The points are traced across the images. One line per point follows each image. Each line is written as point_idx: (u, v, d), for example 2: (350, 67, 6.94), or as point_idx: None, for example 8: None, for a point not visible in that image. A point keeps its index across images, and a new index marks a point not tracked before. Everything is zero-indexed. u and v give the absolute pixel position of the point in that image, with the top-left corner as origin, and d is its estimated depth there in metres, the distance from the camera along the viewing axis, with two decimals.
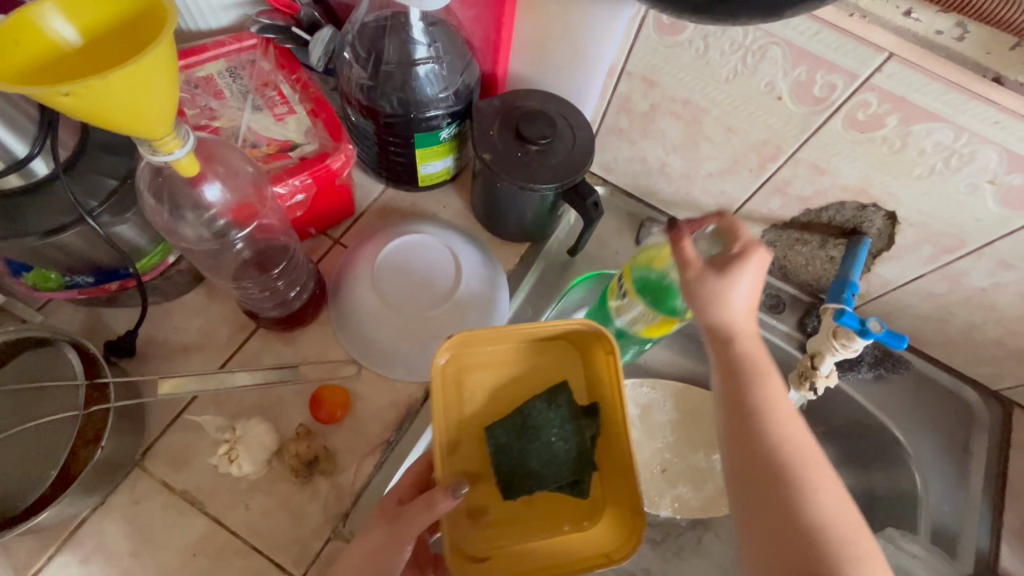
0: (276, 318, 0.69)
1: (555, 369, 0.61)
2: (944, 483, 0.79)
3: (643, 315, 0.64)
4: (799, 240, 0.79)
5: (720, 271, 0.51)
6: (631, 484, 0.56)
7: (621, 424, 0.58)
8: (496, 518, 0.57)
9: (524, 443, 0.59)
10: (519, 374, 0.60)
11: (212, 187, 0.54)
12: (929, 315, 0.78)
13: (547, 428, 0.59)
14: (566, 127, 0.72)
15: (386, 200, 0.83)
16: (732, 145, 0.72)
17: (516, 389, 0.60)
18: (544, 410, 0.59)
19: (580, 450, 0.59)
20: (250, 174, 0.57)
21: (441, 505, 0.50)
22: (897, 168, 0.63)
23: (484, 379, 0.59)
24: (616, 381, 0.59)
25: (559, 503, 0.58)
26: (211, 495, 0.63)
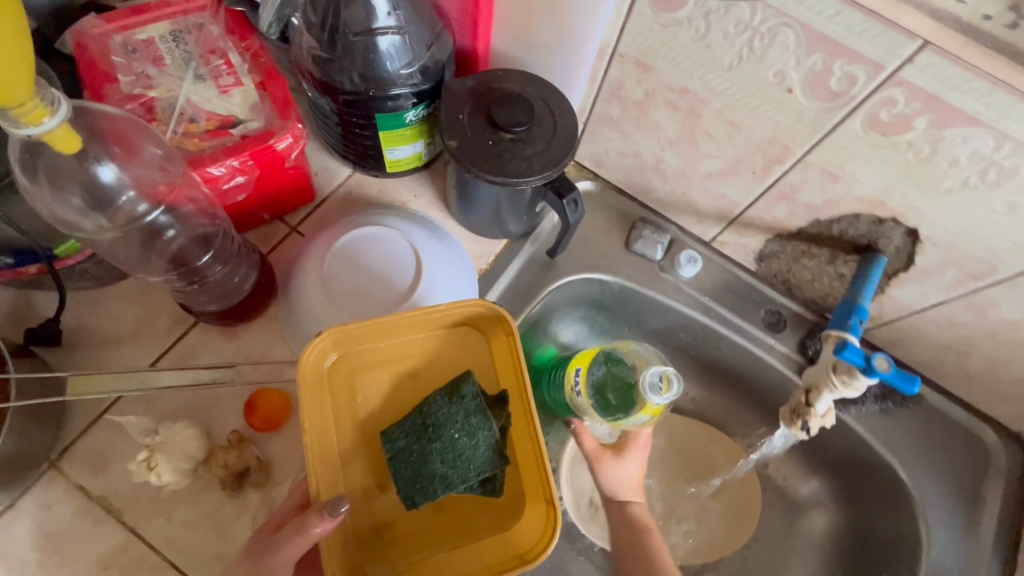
0: (215, 311, 0.62)
1: (459, 358, 0.57)
2: (951, 534, 0.70)
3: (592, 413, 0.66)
4: (805, 253, 0.71)
5: (616, 452, 0.69)
6: (544, 478, 0.52)
7: (529, 412, 0.54)
8: (404, 532, 0.54)
9: (423, 445, 0.53)
10: (419, 368, 0.57)
11: (105, 169, 0.50)
12: (947, 345, 0.69)
13: (449, 424, 0.53)
14: (546, 112, 0.64)
15: (352, 186, 0.76)
16: (734, 143, 0.63)
17: (417, 385, 0.57)
18: (445, 404, 0.54)
19: (489, 445, 0.53)
20: (155, 156, 0.53)
21: (315, 529, 0.47)
22: (923, 179, 0.54)
23: (379, 377, 0.56)
24: (518, 364, 0.55)
25: (475, 506, 0.55)
26: (129, 503, 0.57)
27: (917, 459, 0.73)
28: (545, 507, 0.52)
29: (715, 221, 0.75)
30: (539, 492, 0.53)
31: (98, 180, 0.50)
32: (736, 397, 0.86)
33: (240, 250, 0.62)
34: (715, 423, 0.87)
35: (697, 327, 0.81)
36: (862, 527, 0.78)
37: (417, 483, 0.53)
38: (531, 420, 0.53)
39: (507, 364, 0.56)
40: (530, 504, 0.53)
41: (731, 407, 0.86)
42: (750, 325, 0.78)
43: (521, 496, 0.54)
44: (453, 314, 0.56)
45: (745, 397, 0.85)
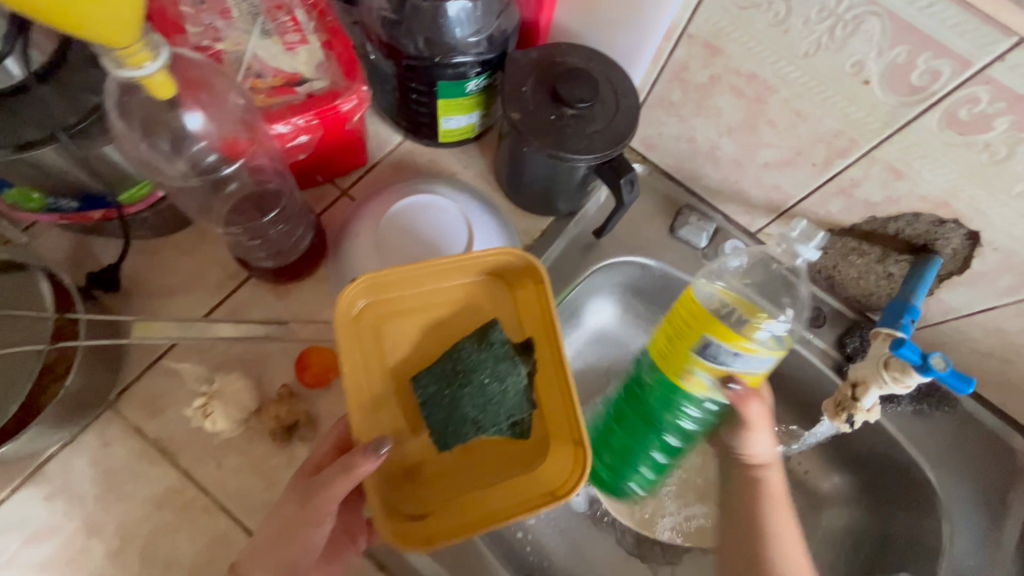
0: (271, 269, 0.64)
1: (486, 306, 0.57)
2: (974, 536, 0.70)
3: (759, 365, 0.55)
4: (855, 250, 0.70)
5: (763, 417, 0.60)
6: (573, 419, 0.53)
7: (558, 356, 0.54)
8: (432, 473, 0.55)
9: (454, 390, 0.54)
10: (447, 316, 0.57)
11: (194, 115, 0.52)
12: (991, 352, 0.69)
13: (479, 370, 0.54)
14: (609, 91, 0.63)
15: (402, 153, 0.76)
16: (797, 133, 0.62)
17: (444, 333, 0.57)
18: (474, 351, 0.55)
19: (518, 389, 0.54)
20: (238, 107, 0.54)
21: (360, 469, 0.48)
22: (994, 182, 0.53)
23: (408, 325, 0.56)
24: (547, 310, 0.56)
25: (501, 448, 0.55)
26: (183, 447, 0.60)
27: (945, 461, 0.74)
28: (572, 447, 0.53)
29: (764, 212, 0.75)
30: (565, 433, 0.53)
31: (184, 130, 0.53)
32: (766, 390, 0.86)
33: (303, 210, 0.63)
34: None
35: None
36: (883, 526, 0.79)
37: (450, 426, 0.54)
38: (560, 366, 0.54)
39: (534, 311, 0.57)
40: (558, 446, 0.53)
41: None
42: None
43: (548, 440, 0.54)
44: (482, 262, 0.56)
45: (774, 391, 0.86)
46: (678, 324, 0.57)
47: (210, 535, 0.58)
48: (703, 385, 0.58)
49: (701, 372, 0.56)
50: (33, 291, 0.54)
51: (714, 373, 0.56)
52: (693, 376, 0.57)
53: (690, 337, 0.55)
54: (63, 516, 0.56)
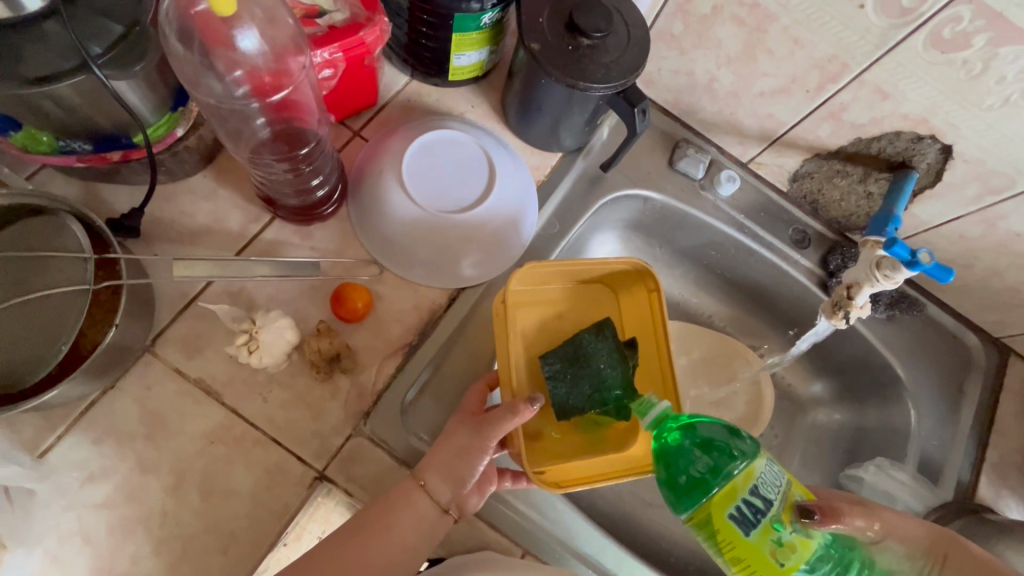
0: (294, 208, 0.64)
1: (593, 309, 0.71)
2: (936, 421, 0.81)
3: (776, 472, 0.48)
4: (839, 172, 0.77)
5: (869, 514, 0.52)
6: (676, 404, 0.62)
7: (662, 349, 0.65)
8: (547, 442, 0.63)
9: (575, 370, 0.64)
10: (563, 312, 0.70)
11: (248, 35, 0.48)
12: (954, 259, 0.78)
13: (597, 356, 0.64)
14: (620, 21, 0.65)
15: (411, 94, 0.76)
16: (794, 60, 0.67)
17: (561, 326, 0.70)
18: (592, 340, 0.66)
19: (626, 376, 0.63)
20: (291, 28, 0.50)
21: (523, 415, 0.54)
22: (969, 96, 0.60)
23: (534, 315, 0.69)
24: (652, 315, 0.67)
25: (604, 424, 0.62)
26: (227, 385, 0.61)
27: (914, 360, 0.83)
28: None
29: (757, 142, 0.80)
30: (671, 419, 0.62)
31: (231, 59, 0.49)
32: (755, 312, 0.94)
33: (328, 150, 0.63)
34: (733, 334, 0.96)
35: (728, 244, 0.87)
36: (859, 421, 0.89)
37: (571, 397, 0.63)
38: (662, 358, 0.65)
39: (636, 315, 0.69)
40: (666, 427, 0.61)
41: (749, 319, 0.95)
42: (778, 241, 0.85)
43: None
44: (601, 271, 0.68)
45: (762, 312, 0.94)
46: (723, 540, 0.46)
47: (264, 465, 0.60)
48: (803, 538, 0.45)
49: (784, 535, 0.44)
50: (65, 233, 0.54)
51: (788, 519, 0.45)
52: (786, 550, 0.44)
53: (733, 535, 0.45)
54: (115, 458, 0.57)
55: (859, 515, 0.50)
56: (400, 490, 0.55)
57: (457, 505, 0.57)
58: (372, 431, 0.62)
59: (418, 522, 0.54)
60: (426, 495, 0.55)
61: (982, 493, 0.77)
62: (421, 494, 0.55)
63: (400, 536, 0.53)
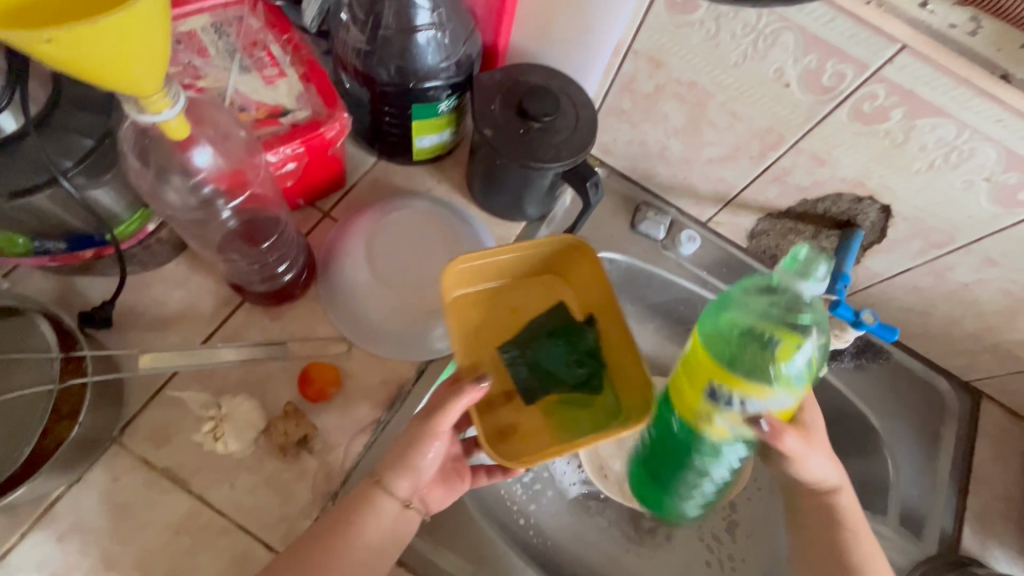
0: (263, 293, 0.66)
1: (548, 289, 0.68)
2: (914, 470, 0.81)
3: (778, 402, 0.53)
4: (793, 230, 0.80)
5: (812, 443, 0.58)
6: (638, 367, 0.61)
7: (614, 316, 0.64)
8: (522, 434, 0.62)
9: (535, 355, 0.65)
10: (516, 300, 0.67)
11: (202, 151, 0.53)
12: (911, 307, 0.80)
13: (553, 336, 0.66)
14: (568, 103, 0.69)
15: (378, 173, 0.80)
16: (734, 131, 0.71)
17: (516, 314, 0.66)
18: (547, 319, 0.67)
19: (588, 350, 0.64)
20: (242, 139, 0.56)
21: (469, 394, 0.53)
22: (897, 162, 0.63)
23: (486, 309, 0.66)
24: (602, 287, 0.65)
25: (580, 406, 0.63)
26: (194, 473, 0.61)
27: (887, 408, 0.84)
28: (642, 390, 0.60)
29: (713, 203, 0.84)
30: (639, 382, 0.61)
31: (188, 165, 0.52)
32: None
33: (293, 237, 0.66)
34: None
35: (696, 300, 0.89)
36: None
37: (535, 381, 0.65)
38: (617, 324, 0.64)
39: (594, 290, 0.66)
40: (630, 393, 0.61)
41: None
42: None
43: (619, 399, 0.62)
44: (547, 251, 0.66)
45: None
46: (694, 376, 0.56)
47: (230, 553, 0.59)
48: (724, 428, 0.55)
49: (719, 416, 0.55)
50: (34, 333, 0.56)
51: (732, 418, 0.54)
52: (710, 416, 0.56)
53: (700, 383, 0.55)
54: (79, 555, 0.57)
55: (800, 440, 0.56)
56: (358, 492, 0.56)
57: (419, 499, 0.58)
58: None
59: (387, 519, 0.55)
60: (388, 496, 0.55)
61: (967, 544, 0.76)
62: (382, 492, 0.55)
63: (367, 537, 0.54)
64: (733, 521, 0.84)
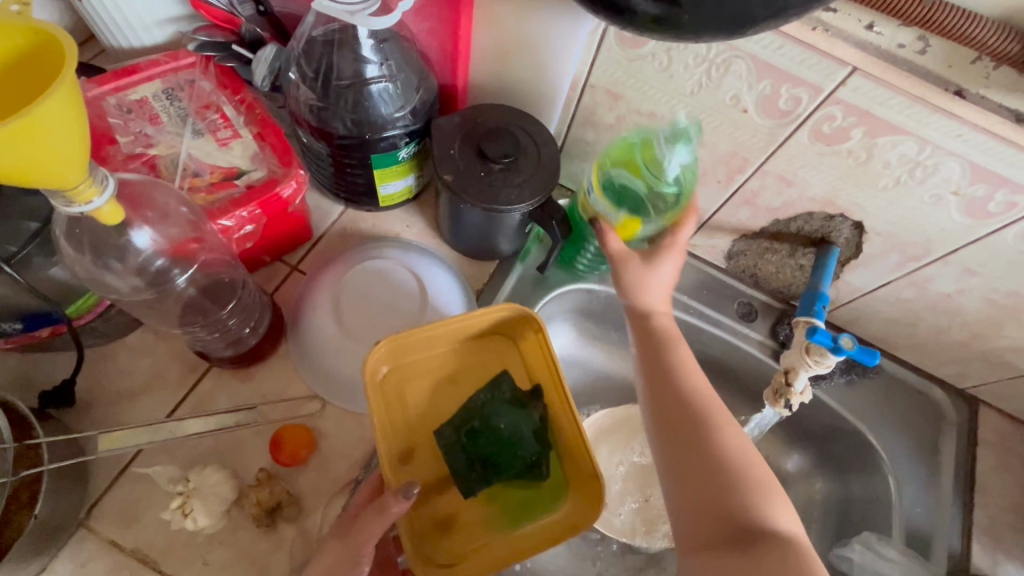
0: (229, 357, 0.65)
1: (492, 362, 0.67)
2: (916, 486, 0.78)
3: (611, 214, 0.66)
4: (768, 249, 0.79)
5: (647, 261, 0.66)
6: (586, 454, 0.60)
7: (563, 398, 0.62)
8: (460, 526, 0.62)
9: (473, 436, 0.64)
10: (457, 375, 0.66)
11: (142, 234, 0.53)
12: (897, 319, 0.78)
13: (495, 415, 0.64)
14: (529, 142, 0.69)
15: (346, 222, 0.79)
16: (699, 157, 0.70)
17: (458, 389, 0.66)
18: (488, 398, 0.65)
19: (535, 430, 0.63)
20: (182, 215, 0.56)
21: (394, 510, 0.52)
22: (863, 179, 0.62)
23: (424, 386, 0.65)
24: (551, 365, 0.63)
25: (521, 489, 0.63)
26: (165, 552, 0.59)
27: (882, 423, 0.81)
28: (588, 480, 0.60)
29: None
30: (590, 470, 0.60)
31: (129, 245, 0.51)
32: (717, 385, 0.90)
33: (256, 297, 0.66)
34: None
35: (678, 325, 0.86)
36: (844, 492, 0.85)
37: (475, 470, 0.63)
38: (564, 403, 0.62)
39: (540, 363, 0.65)
40: (573, 481, 0.61)
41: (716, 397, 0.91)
42: (725, 317, 0.85)
43: (565, 479, 0.62)
44: (485, 323, 0.65)
45: (726, 384, 0.89)
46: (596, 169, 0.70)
47: None
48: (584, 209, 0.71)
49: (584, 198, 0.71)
50: None
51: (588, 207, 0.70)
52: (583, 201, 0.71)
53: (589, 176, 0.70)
54: None
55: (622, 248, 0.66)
56: None
57: None
58: None
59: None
60: None
61: (978, 562, 0.73)
62: None
63: None
64: None
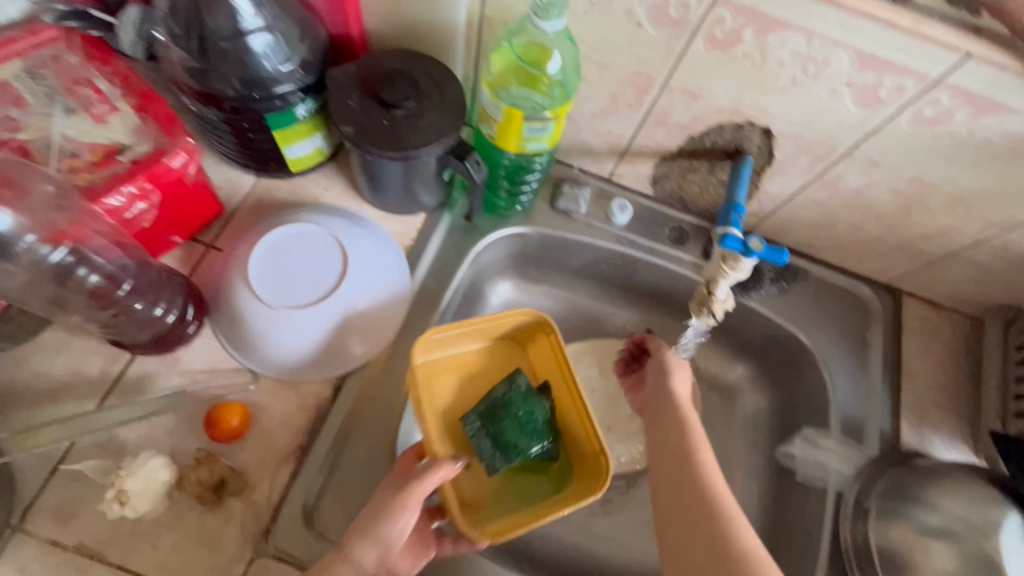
0: (148, 340, 0.63)
1: (508, 363, 0.74)
2: (850, 379, 0.82)
3: (496, 109, 0.63)
4: (689, 169, 0.79)
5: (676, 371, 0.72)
6: (591, 438, 0.65)
7: (574, 395, 0.67)
8: (482, 503, 0.67)
9: (495, 424, 0.65)
10: (478, 371, 0.73)
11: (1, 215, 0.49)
12: (818, 222, 0.80)
13: (513, 406, 0.65)
14: (430, 84, 0.67)
15: (259, 192, 0.76)
16: (606, 81, 0.69)
17: (478, 384, 0.72)
18: (505, 392, 0.67)
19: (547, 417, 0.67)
20: (49, 194, 0.53)
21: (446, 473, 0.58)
22: (762, 83, 0.62)
23: (447, 382, 0.71)
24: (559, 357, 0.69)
25: (536, 472, 0.68)
26: (111, 544, 0.58)
27: (816, 326, 0.84)
28: (597, 458, 0.64)
29: (610, 157, 0.82)
30: (595, 454, 0.64)
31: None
32: (661, 313, 0.93)
33: (161, 277, 0.61)
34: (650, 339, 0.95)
35: (615, 258, 0.87)
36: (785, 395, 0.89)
37: (498, 455, 0.65)
38: (573, 390, 0.68)
39: (547, 362, 0.72)
40: (581, 464, 0.66)
41: (660, 323, 0.94)
42: (657, 244, 0.85)
43: (570, 462, 0.68)
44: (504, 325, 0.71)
45: (668, 311, 0.92)
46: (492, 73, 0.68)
47: None
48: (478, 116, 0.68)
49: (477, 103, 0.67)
50: None
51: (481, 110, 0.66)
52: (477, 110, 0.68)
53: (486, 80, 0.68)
54: None
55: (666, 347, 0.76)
56: None
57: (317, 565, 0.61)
58: (274, 547, 0.60)
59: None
60: None
61: (907, 440, 0.78)
62: None
63: None
64: None
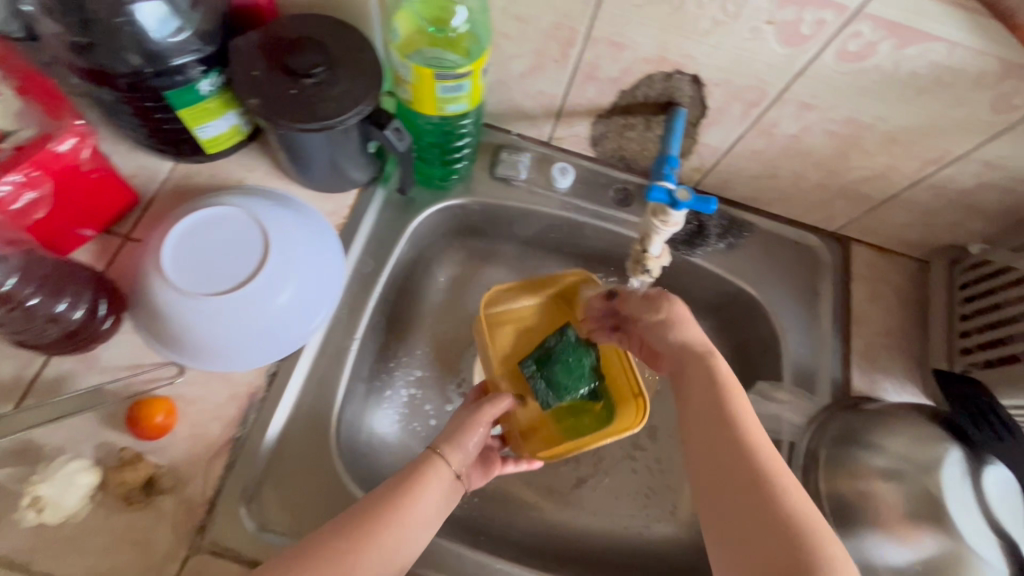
0: (59, 337, 0.59)
1: (559, 318, 0.80)
2: (801, 330, 0.81)
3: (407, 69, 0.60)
4: (626, 125, 0.76)
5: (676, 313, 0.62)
6: (632, 380, 0.72)
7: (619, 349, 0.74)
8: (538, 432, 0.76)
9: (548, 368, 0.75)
10: (534, 324, 0.81)
11: None
12: (760, 173, 0.78)
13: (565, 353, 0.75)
14: (341, 50, 0.63)
15: (177, 178, 0.72)
16: (528, 37, 0.66)
17: (533, 335, 0.80)
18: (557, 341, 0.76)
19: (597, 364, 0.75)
20: None
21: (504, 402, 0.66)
22: (684, 27, 0.60)
23: (506, 332, 0.80)
24: None
25: (579, 411, 0.75)
26: (34, 553, 0.55)
27: (765, 279, 0.84)
28: (631, 398, 0.72)
29: (545, 119, 0.79)
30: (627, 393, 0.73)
31: None
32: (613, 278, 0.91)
33: (61, 267, 0.58)
34: None
35: (561, 224, 0.85)
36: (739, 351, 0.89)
37: (549, 390, 0.74)
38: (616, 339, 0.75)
39: None
40: (622, 403, 0.72)
41: None
42: (601, 207, 0.83)
43: (613, 405, 0.73)
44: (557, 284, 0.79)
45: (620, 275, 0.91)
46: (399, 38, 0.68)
47: None
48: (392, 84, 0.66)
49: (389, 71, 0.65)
50: None
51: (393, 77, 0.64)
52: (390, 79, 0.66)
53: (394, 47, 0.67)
54: None
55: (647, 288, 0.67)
56: None
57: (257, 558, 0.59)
58: (210, 542, 0.59)
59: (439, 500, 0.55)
60: None
61: (857, 386, 0.78)
62: None
63: None
64: (651, 427, 0.88)
